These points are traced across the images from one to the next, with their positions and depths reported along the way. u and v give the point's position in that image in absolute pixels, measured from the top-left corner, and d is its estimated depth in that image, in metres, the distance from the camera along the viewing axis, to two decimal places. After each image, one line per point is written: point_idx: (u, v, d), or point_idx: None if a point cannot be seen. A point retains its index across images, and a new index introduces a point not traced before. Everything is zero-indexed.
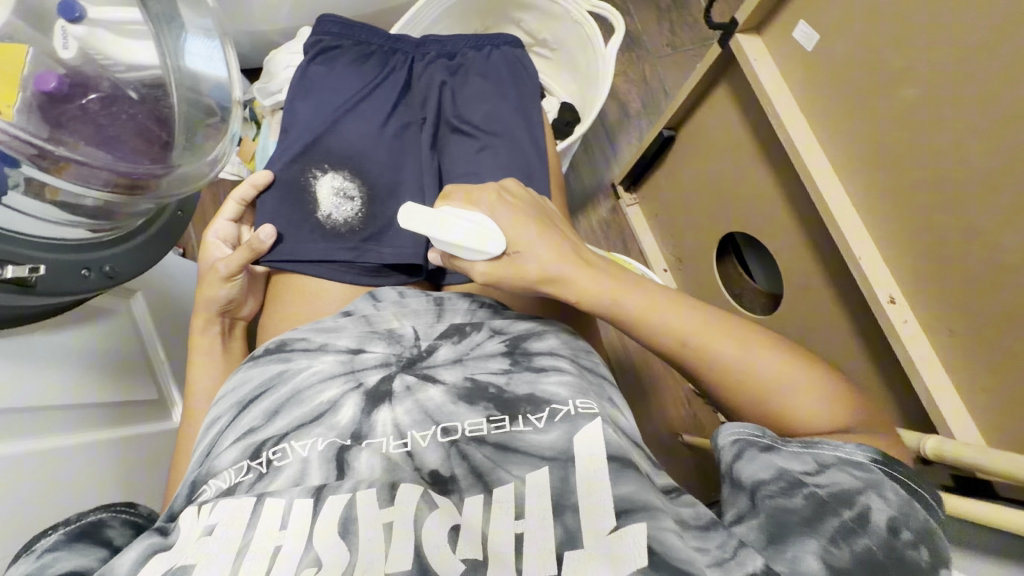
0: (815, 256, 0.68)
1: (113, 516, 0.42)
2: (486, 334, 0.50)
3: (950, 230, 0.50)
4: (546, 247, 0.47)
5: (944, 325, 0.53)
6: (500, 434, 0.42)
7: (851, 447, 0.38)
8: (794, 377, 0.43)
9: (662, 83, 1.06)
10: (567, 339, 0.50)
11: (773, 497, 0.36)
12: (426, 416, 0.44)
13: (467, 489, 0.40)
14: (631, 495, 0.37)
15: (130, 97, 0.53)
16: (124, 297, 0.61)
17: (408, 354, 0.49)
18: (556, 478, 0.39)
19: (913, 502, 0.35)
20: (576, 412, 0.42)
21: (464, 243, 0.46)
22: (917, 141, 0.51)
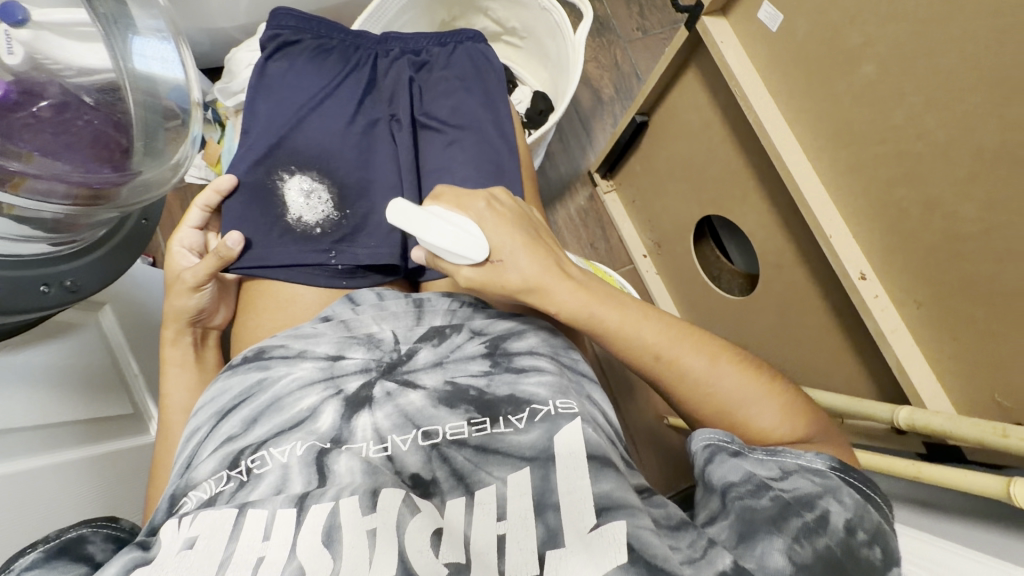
0: (786, 236, 0.66)
1: (95, 532, 0.40)
2: (466, 334, 0.46)
3: (918, 203, 0.49)
4: (529, 260, 0.45)
5: (919, 297, 0.52)
6: (481, 437, 0.38)
7: (811, 455, 0.38)
8: (758, 390, 0.43)
9: (633, 65, 1.03)
10: (547, 336, 0.46)
11: (742, 498, 0.35)
12: (406, 419, 0.40)
13: (448, 492, 0.36)
14: (610, 493, 0.34)
15: (84, 102, 0.55)
16: (89, 312, 0.64)
17: (389, 357, 0.44)
18: (537, 478, 0.36)
19: (868, 505, 0.35)
20: (556, 412, 0.39)
21: (444, 243, 0.44)
22: (890, 111, 0.50)
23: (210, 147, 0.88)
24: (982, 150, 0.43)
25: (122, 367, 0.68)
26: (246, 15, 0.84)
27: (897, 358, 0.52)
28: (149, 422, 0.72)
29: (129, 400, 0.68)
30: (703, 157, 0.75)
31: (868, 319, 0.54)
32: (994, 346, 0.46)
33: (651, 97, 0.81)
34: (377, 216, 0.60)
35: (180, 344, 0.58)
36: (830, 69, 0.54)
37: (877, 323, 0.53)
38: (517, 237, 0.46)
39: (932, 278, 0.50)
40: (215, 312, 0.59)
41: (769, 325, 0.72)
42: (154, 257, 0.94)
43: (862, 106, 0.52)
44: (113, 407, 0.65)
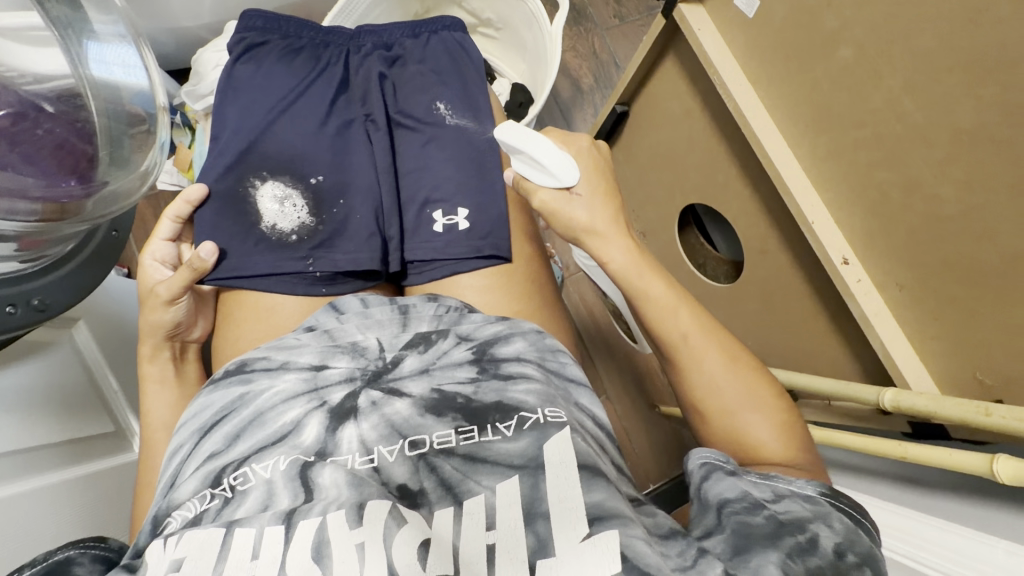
0: (769, 223, 0.66)
1: (82, 554, 0.39)
2: (452, 340, 0.45)
3: (898, 186, 0.50)
4: (599, 211, 0.55)
5: (899, 280, 0.52)
6: (469, 445, 0.38)
7: (802, 482, 0.38)
8: (761, 405, 0.47)
9: (612, 54, 1.01)
10: (534, 340, 0.46)
11: (737, 513, 0.35)
12: (392, 430, 0.39)
13: (436, 502, 0.36)
14: (602, 502, 0.34)
15: (45, 111, 0.51)
16: (64, 328, 0.62)
17: (374, 366, 0.43)
18: (526, 486, 0.35)
19: (859, 531, 0.34)
20: (545, 420, 0.38)
21: (545, 167, 0.54)
22: (868, 94, 0.50)
23: (181, 152, 0.85)
24: (958, 130, 0.44)
25: (100, 384, 0.66)
26: (211, 14, 0.81)
27: (881, 342, 0.53)
28: (132, 439, 0.70)
29: (109, 417, 0.67)
30: (685, 146, 0.75)
31: (852, 303, 0.54)
32: (973, 325, 0.47)
33: (630, 87, 0.81)
34: (356, 220, 0.59)
35: (158, 360, 0.56)
36: (807, 54, 0.55)
37: (861, 306, 0.54)
38: (600, 191, 0.55)
39: (913, 260, 0.50)
40: (192, 326, 0.58)
41: (754, 312, 0.73)
42: (128, 267, 0.91)
43: (840, 91, 0.52)
44: (93, 425, 0.63)
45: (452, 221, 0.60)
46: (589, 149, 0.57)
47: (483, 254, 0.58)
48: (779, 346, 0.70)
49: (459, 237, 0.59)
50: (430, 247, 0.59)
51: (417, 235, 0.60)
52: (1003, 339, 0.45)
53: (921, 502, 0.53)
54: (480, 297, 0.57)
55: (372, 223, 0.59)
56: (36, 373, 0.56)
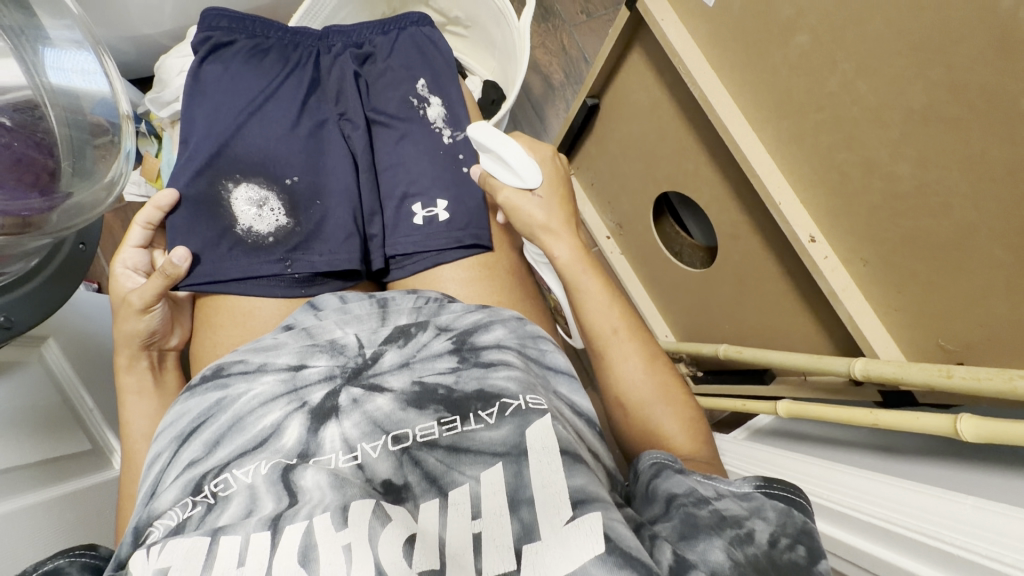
0: (739, 206, 0.68)
1: (71, 563, 0.37)
2: (431, 333, 0.45)
3: (856, 166, 0.52)
4: (545, 211, 0.57)
5: (862, 256, 0.55)
6: (452, 436, 0.38)
7: (738, 480, 0.38)
8: (671, 402, 0.50)
9: (581, 49, 1.01)
10: (514, 328, 0.46)
11: (686, 506, 0.36)
12: (375, 426, 0.39)
13: (421, 495, 0.36)
14: (585, 486, 0.34)
15: (3, 124, 0.49)
16: (32, 346, 0.61)
17: (354, 363, 0.43)
18: (510, 474, 0.36)
19: (791, 512, 0.35)
20: (527, 407, 0.39)
21: (514, 165, 0.56)
22: (825, 78, 0.52)
23: (148, 161, 0.84)
24: (910, 109, 0.46)
25: (74, 403, 0.64)
26: (172, 20, 0.80)
27: (849, 315, 0.55)
28: (112, 456, 0.68)
29: (85, 435, 0.65)
30: (653, 135, 0.77)
31: (821, 280, 0.56)
32: (932, 297, 0.50)
33: (599, 80, 0.82)
34: (332, 220, 0.58)
35: (135, 370, 0.55)
36: (765, 41, 0.56)
37: (829, 282, 0.56)
38: (558, 196, 0.58)
39: (874, 236, 0.53)
40: (169, 333, 0.57)
41: (728, 295, 0.75)
42: (97, 284, 0.89)
43: (798, 77, 0.54)
44: (69, 444, 0.61)
45: (429, 214, 0.60)
46: (552, 159, 0.59)
47: (462, 245, 0.59)
48: (755, 325, 0.72)
49: (437, 230, 0.59)
50: (409, 241, 0.59)
51: (396, 230, 0.60)
52: (963, 308, 0.48)
53: (895, 468, 0.55)
54: (460, 290, 0.57)
55: (350, 221, 0.58)
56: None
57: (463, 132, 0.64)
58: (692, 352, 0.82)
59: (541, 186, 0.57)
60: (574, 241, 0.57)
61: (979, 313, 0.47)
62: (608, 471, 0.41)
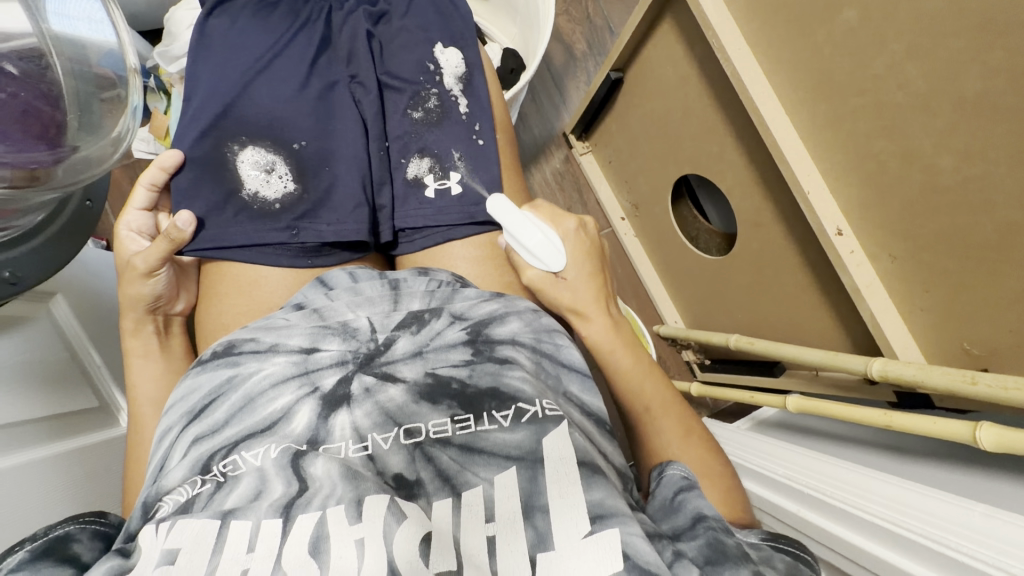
0: (763, 193, 0.65)
1: (82, 529, 0.38)
2: (446, 320, 0.44)
3: (895, 158, 0.49)
4: (579, 283, 0.53)
5: (890, 253, 0.53)
6: (465, 435, 0.38)
7: (746, 530, 0.40)
8: (709, 468, 0.46)
9: (606, 18, 0.96)
10: (530, 321, 0.45)
11: (716, 529, 0.37)
12: (386, 418, 0.39)
13: (434, 493, 0.36)
14: (603, 501, 0.35)
15: (10, 73, 0.48)
16: (41, 302, 0.60)
17: (365, 349, 0.42)
18: (524, 479, 0.36)
19: (800, 566, 0.37)
20: (544, 414, 0.38)
21: (529, 245, 0.52)
22: (870, 58, 0.48)
23: (156, 117, 0.82)
24: (961, 96, 0.43)
25: (82, 360, 0.65)
26: None
27: (870, 313, 0.53)
28: (119, 414, 0.69)
29: (93, 393, 0.65)
30: (678, 116, 0.74)
31: (843, 275, 0.55)
32: (961, 298, 0.48)
33: (625, 52, 0.78)
34: (341, 189, 0.56)
35: (142, 335, 0.55)
36: (808, 16, 0.53)
37: (852, 277, 0.54)
38: (585, 265, 0.54)
39: (908, 232, 0.50)
40: (175, 298, 0.56)
41: (744, 283, 0.73)
42: (106, 242, 0.89)
43: (841, 59, 0.51)
44: (77, 401, 0.62)
45: (441, 189, 0.58)
46: (576, 231, 0.54)
47: (473, 222, 0.57)
48: (769, 317, 0.70)
49: (449, 205, 0.58)
50: (419, 215, 0.58)
51: (407, 202, 0.58)
52: (994, 312, 0.46)
53: (904, 470, 0.54)
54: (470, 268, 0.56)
55: (359, 190, 0.57)
56: (9, 351, 0.54)
57: (481, 103, 0.61)
58: (700, 339, 0.81)
59: (565, 269, 0.53)
60: (608, 320, 0.53)
61: (1011, 319, 0.45)
62: (619, 471, 0.41)
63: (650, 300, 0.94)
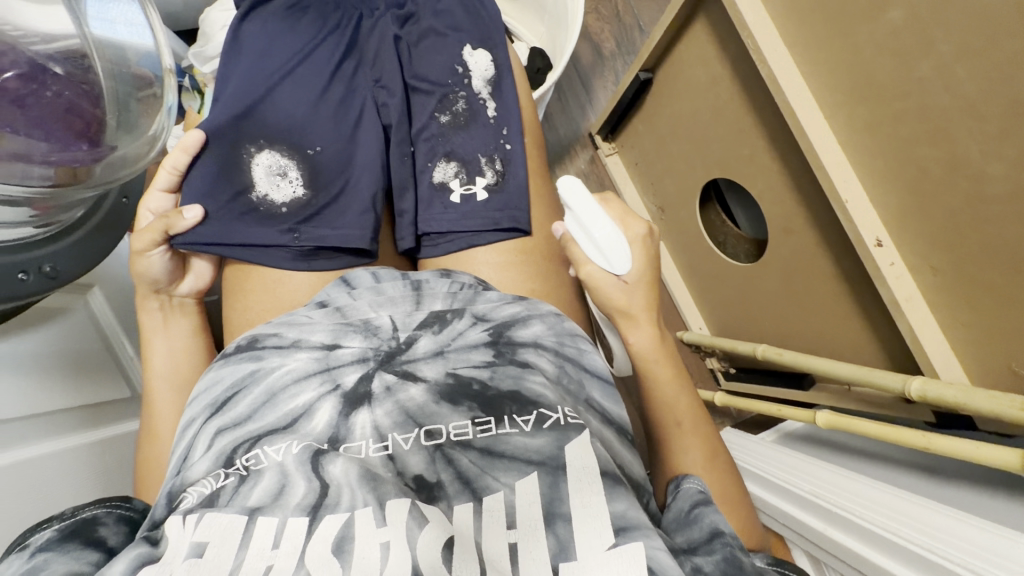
0: (797, 200, 0.63)
1: (108, 513, 0.39)
2: (468, 321, 0.44)
3: (942, 167, 0.46)
4: (635, 290, 0.51)
5: (932, 266, 0.50)
6: (486, 438, 0.38)
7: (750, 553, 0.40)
8: (731, 496, 0.45)
9: (636, 16, 0.93)
10: (553, 324, 0.45)
11: (733, 546, 0.36)
12: (407, 417, 0.39)
13: (454, 496, 0.36)
14: (626, 513, 0.34)
15: (56, 73, 0.49)
16: (79, 294, 0.63)
17: (386, 347, 0.42)
18: (545, 485, 0.36)
19: None
20: (566, 422, 0.38)
21: (598, 243, 0.50)
22: (918, 62, 0.45)
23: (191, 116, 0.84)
24: (1017, 103, 0.40)
25: (116, 350, 0.67)
26: None
27: (910, 328, 0.51)
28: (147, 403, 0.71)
29: (125, 382, 0.68)
30: (708, 118, 0.72)
31: (881, 287, 0.52)
32: (1010, 316, 0.45)
33: (656, 52, 0.76)
34: (353, 193, 0.57)
35: (148, 311, 0.57)
36: (852, 17, 0.50)
37: (890, 290, 0.51)
38: (644, 271, 0.51)
39: (953, 243, 0.48)
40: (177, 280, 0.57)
41: (773, 293, 0.70)
42: None
43: (885, 61, 0.48)
44: (108, 390, 0.64)
45: (466, 192, 0.58)
46: (643, 237, 0.52)
47: (496, 225, 0.57)
48: (798, 329, 0.68)
49: (474, 209, 0.57)
50: (443, 219, 0.58)
51: (431, 205, 0.58)
52: None
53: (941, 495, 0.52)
54: (493, 272, 0.56)
55: (368, 195, 0.57)
56: (49, 339, 0.57)
57: (509, 106, 0.61)
58: (725, 347, 0.79)
59: (629, 273, 0.51)
60: (656, 329, 0.51)
61: None
62: (637, 482, 0.40)
63: (674, 305, 0.92)
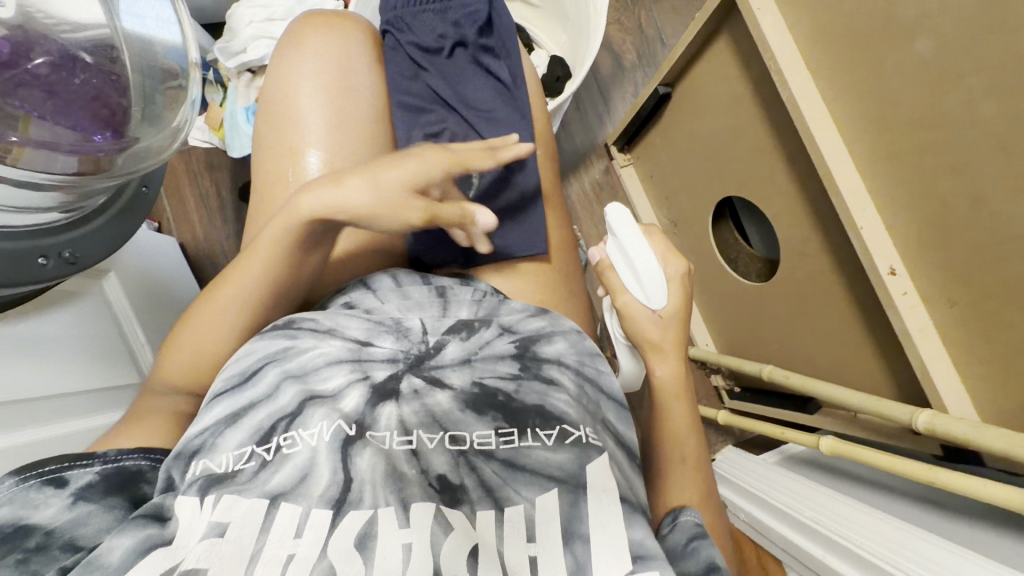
0: (812, 223, 0.62)
1: (153, 468, 0.40)
2: (495, 331, 0.45)
3: (963, 202, 0.46)
4: (655, 323, 0.51)
5: (946, 298, 0.50)
6: (509, 450, 0.38)
7: None
8: (717, 536, 0.44)
9: (658, 29, 0.94)
10: (575, 343, 0.45)
11: None
12: (432, 419, 0.39)
13: (477, 502, 0.36)
14: (644, 542, 0.35)
15: (84, 61, 0.51)
16: (95, 279, 0.64)
17: (416, 349, 0.43)
18: (565, 503, 0.36)
19: None
20: (588, 440, 0.39)
21: (641, 272, 0.50)
22: (943, 95, 0.45)
23: (212, 109, 0.86)
24: None
25: (127, 336, 0.68)
26: None
27: (921, 360, 0.50)
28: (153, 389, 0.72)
29: (136, 369, 0.69)
30: (726, 137, 0.71)
31: (894, 317, 0.52)
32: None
33: (677, 67, 0.76)
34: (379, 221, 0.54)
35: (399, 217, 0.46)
36: (879, 46, 0.49)
37: (903, 321, 0.51)
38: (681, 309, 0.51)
39: (970, 278, 0.47)
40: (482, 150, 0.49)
41: (783, 314, 0.70)
42: (158, 223, 0.94)
43: (909, 89, 0.48)
44: (118, 375, 0.66)
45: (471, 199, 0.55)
46: (683, 275, 0.52)
47: None
48: (806, 353, 0.68)
49: None
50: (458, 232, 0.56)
51: None
52: None
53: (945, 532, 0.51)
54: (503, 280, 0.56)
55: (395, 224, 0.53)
56: (60, 323, 0.58)
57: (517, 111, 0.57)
58: (732, 366, 0.78)
59: (663, 308, 0.51)
60: (679, 360, 0.51)
61: None
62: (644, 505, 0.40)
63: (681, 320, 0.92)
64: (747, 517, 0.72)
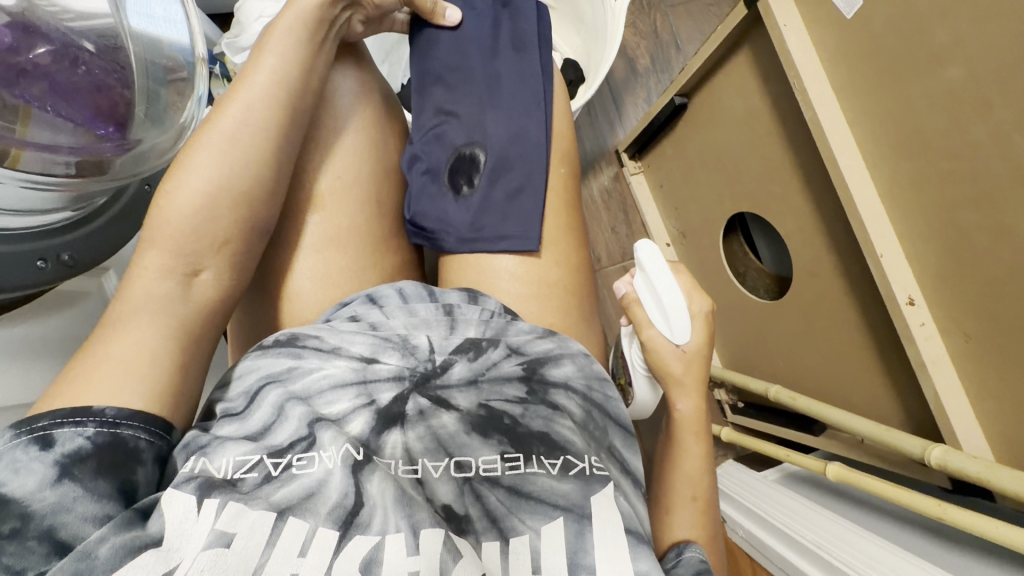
0: (827, 245, 0.61)
1: (150, 447, 0.35)
2: (503, 352, 0.43)
3: (985, 236, 0.45)
4: (679, 356, 0.50)
5: (962, 330, 0.49)
6: (514, 477, 0.38)
7: None
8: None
9: (673, 33, 0.92)
10: (583, 366, 0.44)
11: None
12: (438, 445, 0.39)
13: (481, 532, 0.36)
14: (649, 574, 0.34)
15: (87, 50, 0.48)
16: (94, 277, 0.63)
17: (423, 368, 0.41)
18: (570, 533, 0.36)
19: None
20: (591, 472, 0.38)
21: (665, 305, 0.50)
22: (971, 125, 0.44)
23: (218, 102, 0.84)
24: None
25: None
26: None
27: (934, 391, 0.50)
28: None
29: None
30: (741, 150, 0.70)
31: (909, 347, 0.51)
32: None
33: (694, 77, 0.74)
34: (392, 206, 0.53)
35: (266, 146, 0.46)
36: (907, 70, 0.48)
37: (918, 351, 0.50)
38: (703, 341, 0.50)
39: (988, 311, 0.46)
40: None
41: (792, 333, 0.69)
42: None
43: (935, 117, 0.46)
44: None
45: (480, 187, 0.52)
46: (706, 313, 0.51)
47: None
48: (813, 373, 0.67)
49: None
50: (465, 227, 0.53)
51: None
52: None
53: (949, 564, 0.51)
54: None
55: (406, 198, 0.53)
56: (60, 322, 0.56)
57: (538, 105, 0.54)
58: (737, 382, 0.77)
59: (687, 341, 0.50)
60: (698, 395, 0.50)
61: None
62: None
63: None
64: (745, 533, 0.72)
